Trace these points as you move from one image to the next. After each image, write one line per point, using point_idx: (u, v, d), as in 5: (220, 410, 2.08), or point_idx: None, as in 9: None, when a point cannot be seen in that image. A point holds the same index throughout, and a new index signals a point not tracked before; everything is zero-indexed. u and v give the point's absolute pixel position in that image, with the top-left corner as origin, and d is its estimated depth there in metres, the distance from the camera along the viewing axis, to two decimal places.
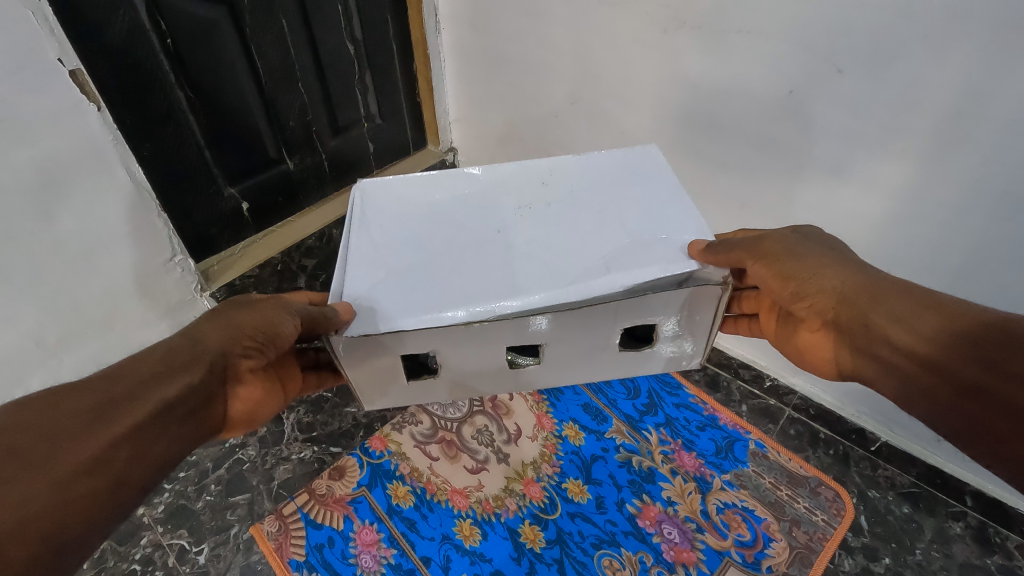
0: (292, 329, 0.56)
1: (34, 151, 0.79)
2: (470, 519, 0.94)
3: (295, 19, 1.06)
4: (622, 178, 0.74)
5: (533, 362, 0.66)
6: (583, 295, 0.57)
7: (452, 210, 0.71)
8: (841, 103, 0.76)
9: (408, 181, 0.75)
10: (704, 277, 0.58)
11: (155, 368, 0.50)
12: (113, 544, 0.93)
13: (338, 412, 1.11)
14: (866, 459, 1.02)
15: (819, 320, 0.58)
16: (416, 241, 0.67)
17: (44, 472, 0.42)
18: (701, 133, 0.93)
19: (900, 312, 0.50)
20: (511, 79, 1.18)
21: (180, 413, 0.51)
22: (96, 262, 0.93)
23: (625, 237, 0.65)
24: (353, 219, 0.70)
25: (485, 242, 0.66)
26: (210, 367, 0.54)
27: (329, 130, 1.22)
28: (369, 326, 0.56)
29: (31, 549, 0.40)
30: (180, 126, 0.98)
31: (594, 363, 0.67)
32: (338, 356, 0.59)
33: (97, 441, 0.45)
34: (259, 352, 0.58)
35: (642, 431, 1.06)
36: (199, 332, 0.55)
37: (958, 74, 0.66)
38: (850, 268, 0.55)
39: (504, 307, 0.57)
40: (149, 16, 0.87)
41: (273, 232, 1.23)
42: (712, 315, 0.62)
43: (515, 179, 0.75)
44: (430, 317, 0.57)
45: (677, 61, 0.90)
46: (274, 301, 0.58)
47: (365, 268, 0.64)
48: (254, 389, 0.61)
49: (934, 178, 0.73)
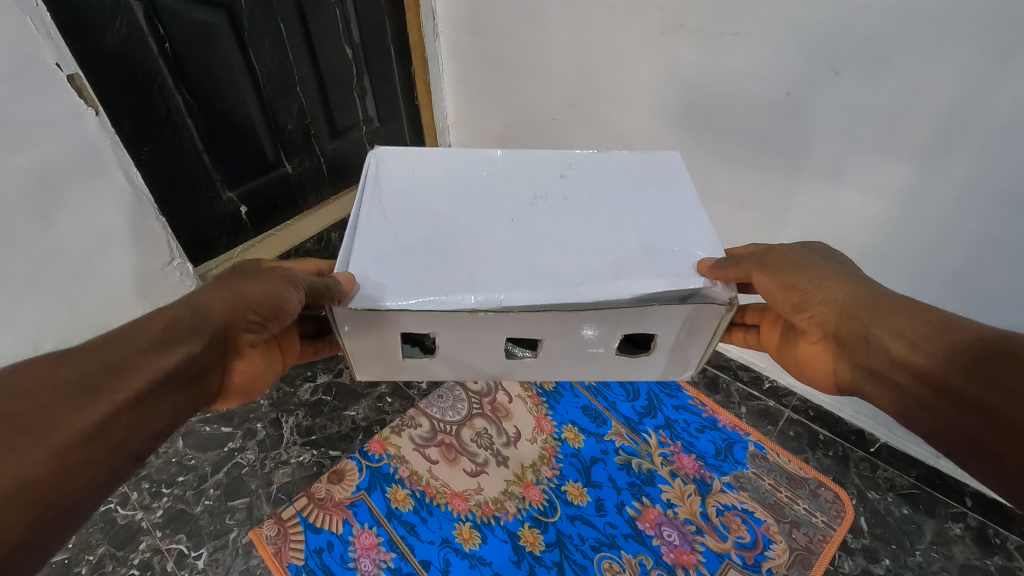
0: (298, 302, 0.56)
1: (32, 156, 0.79)
2: (469, 522, 0.94)
3: (293, 23, 1.06)
4: (636, 177, 0.74)
5: (530, 354, 0.65)
6: (587, 299, 0.57)
7: (466, 191, 0.71)
8: (839, 105, 0.77)
9: (426, 158, 0.75)
10: (711, 295, 0.57)
11: (156, 337, 0.49)
12: (111, 550, 0.93)
13: (337, 414, 1.11)
14: (865, 460, 1.02)
15: (819, 332, 0.57)
16: (428, 219, 0.67)
17: (43, 437, 0.41)
18: (699, 135, 0.93)
19: (900, 326, 0.50)
20: (510, 83, 1.18)
21: (179, 382, 0.50)
22: (94, 265, 0.93)
23: (641, 241, 0.65)
24: (366, 189, 0.70)
25: (495, 228, 0.67)
26: (211, 339, 0.53)
27: (328, 135, 1.24)
28: (373, 300, 0.56)
29: (26, 517, 0.39)
30: (178, 130, 0.98)
31: (591, 364, 0.67)
32: (339, 326, 0.59)
33: (100, 410, 0.44)
34: (262, 326, 0.57)
35: (641, 433, 1.06)
36: (202, 302, 0.54)
37: (955, 75, 0.67)
38: (850, 282, 0.55)
39: (511, 299, 0.57)
40: (148, 21, 0.87)
41: (271, 234, 1.24)
42: (711, 333, 0.62)
43: (535, 167, 0.76)
44: (435, 298, 0.57)
45: (674, 64, 0.90)
46: (279, 272, 0.57)
47: (373, 241, 0.64)
48: (253, 362, 0.60)
49: (932, 179, 0.74)
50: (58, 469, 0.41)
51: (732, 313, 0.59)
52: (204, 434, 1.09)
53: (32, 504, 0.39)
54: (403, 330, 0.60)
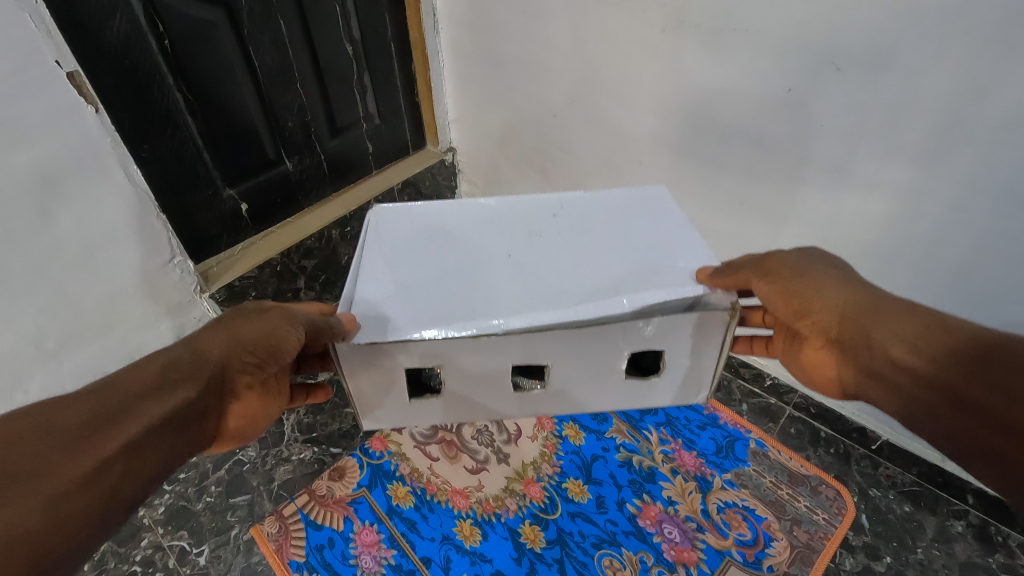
0: (295, 341, 0.56)
1: (31, 154, 0.80)
2: (470, 520, 0.94)
3: (293, 20, 1.05)
4: (627, 210, 0.75)
5: (538, 386, 0.65)
6: (589, 314, 0.57)
7: (464, 235, 0.72)
8: (842, 100, 0.76)
9: (423, 210, 0.75)
10: (712, 303, 0.58)
11: (152, 380, 0.50)
12: (114, 546, 0.94)
13: (338, 412, 1.12)
14: (867, 458, 1.02)
15: (821, 339, 0.57)
16: (427, 261, 0.67)
17: (35, 484, 0.40)
18: (700, 132, 0.93)
19: (900, 330, 0.49)
20: (510, 79, 1.17)
21: (174, 426, 0.50)
22: (96, 263, 0.93)
23: (639, 262, 0.65)
24: (367, 240, 0.71)
25: (494, 265, 0.66)
26: (206, 381, 0.53)
27: (328, 131, 1.21)
28: (374, 335, 0.57)
29: (18, 565, 0.38)
30: (179, 128, 0.97)
31: (602, 388, 0.65)
32: (340, 364, 0.59)
33: (91, 458, 0.43)
34: (259, 368, 0.57)
35: (642, 430, 1.06)
36: (200, 344, 0.55)
37: (957, 70, 0.66)
38: (850, 284, 0.55)
39: (510, 322, 0.57)
40: (147, 18, 0.87)
41: (272, 232, 1.21)
42: (720, 348, 0.62)
43: (529, 210, 0.75)
44: (437, 330, 0.57)
45: (677, 59, 0.89)
46: (277, 311, 0.58)
47: (375, 285, 0.64)
48: (252, 403, 0.60)
49: (934, 176, 0.73)
50: (52, 516, 0.40)
51: (737, 321, 0.60)
52: None
53: (23, 552, 0.38)
54: (405, 367, 0.60)
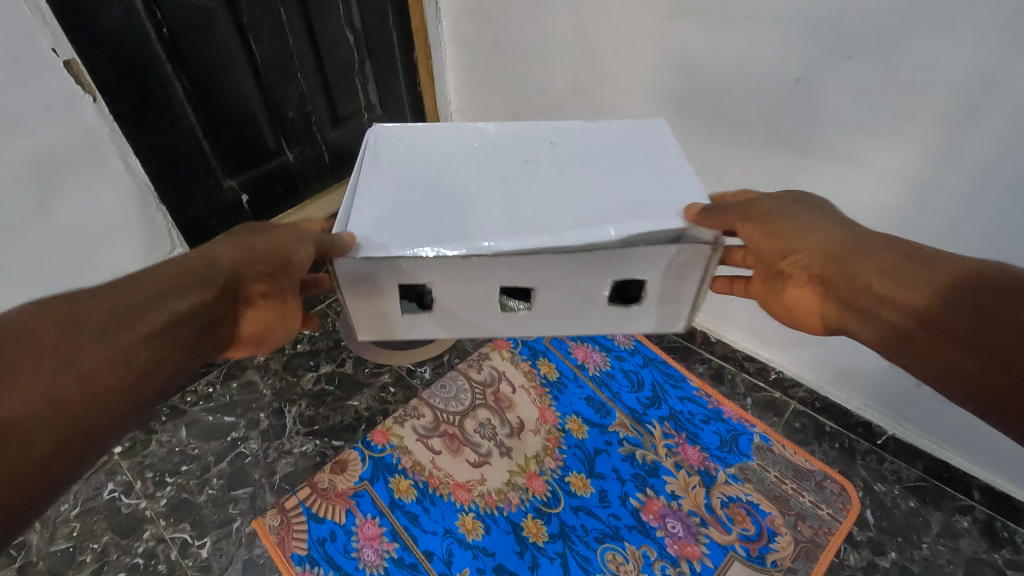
0: (305, 256, 0.55)
1: (30, 144, 0.80)
2: (472, 513, 0.94)
3: (293, 8, 1.03)
4: (617, 142, 0.73)
5: (523, 307, 0.66)
6: (573, 241, 0.56)
7: (459, 158, 0.70)
8: (851, 90, 0.74)
9: (421, 131, 0.74)
10: (693, 236, 0.58)
11: (170, 282, 0.49)
12: (116, 538, 0.94)
13: (340, 404, 1.11)
14: (872, 452, 1.01)
15: (805, 277, 0.55)
16: (424, 183, 0.66)
17: (61, 367, 0.40)
18: (707, 122, 0.91)
19: (883, 265, 0.49)
20: (514, 68, 1.15)
21: (192, 327, 0.49)
22: (96, 254, 0.93)
23: (628, 196, 0.63)
24: (364, 158, 0.69)
25: (491, 189, 0.65)
26: (224, 287, 0.52)
27: (329, 121, 1.20)
28: (371, 250, 0.56)
29: (41, 452, 0.38)
30: (178, 118, 0.96)
31: (586, 315, 0.66)
32: (340, 283, 0.59)
33: (112, 352, 0.43)
34: (272, 280, 0.55)
35: (645, 424, 1.05)
36: (216, 251, 0.53)
37: (969, 59, 0.65)
38: (834, 227, 0.54)
39: (500, 245, 0.56)
40: (145, 6, 0.85)
41: (273, 223, 1.20)
42: (700, 278, 0.61)
43: (525, 135, 0.74)
44: (429, 249, 0.56)
45: (682, 48, 0.88)
46: (290, 230, 0.56)
47: (372, 204, 0.63)
48: (266, 314, 0.57)
49: (945, 167, 0.72)
50: (75, 401, 0.40)
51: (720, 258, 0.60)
52: (207, 423, 1.09)
53: (48, 438, 0.39)
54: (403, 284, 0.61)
